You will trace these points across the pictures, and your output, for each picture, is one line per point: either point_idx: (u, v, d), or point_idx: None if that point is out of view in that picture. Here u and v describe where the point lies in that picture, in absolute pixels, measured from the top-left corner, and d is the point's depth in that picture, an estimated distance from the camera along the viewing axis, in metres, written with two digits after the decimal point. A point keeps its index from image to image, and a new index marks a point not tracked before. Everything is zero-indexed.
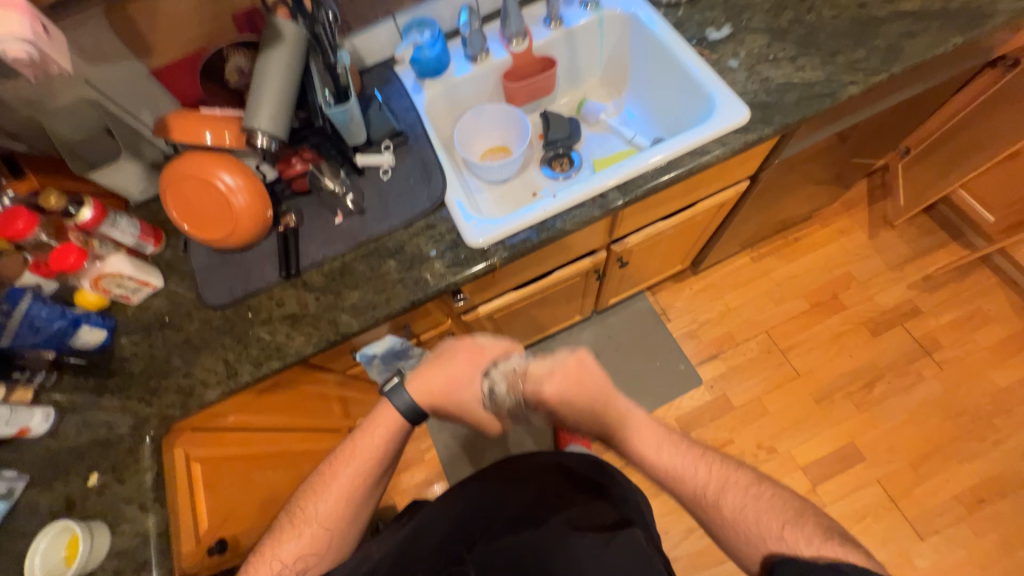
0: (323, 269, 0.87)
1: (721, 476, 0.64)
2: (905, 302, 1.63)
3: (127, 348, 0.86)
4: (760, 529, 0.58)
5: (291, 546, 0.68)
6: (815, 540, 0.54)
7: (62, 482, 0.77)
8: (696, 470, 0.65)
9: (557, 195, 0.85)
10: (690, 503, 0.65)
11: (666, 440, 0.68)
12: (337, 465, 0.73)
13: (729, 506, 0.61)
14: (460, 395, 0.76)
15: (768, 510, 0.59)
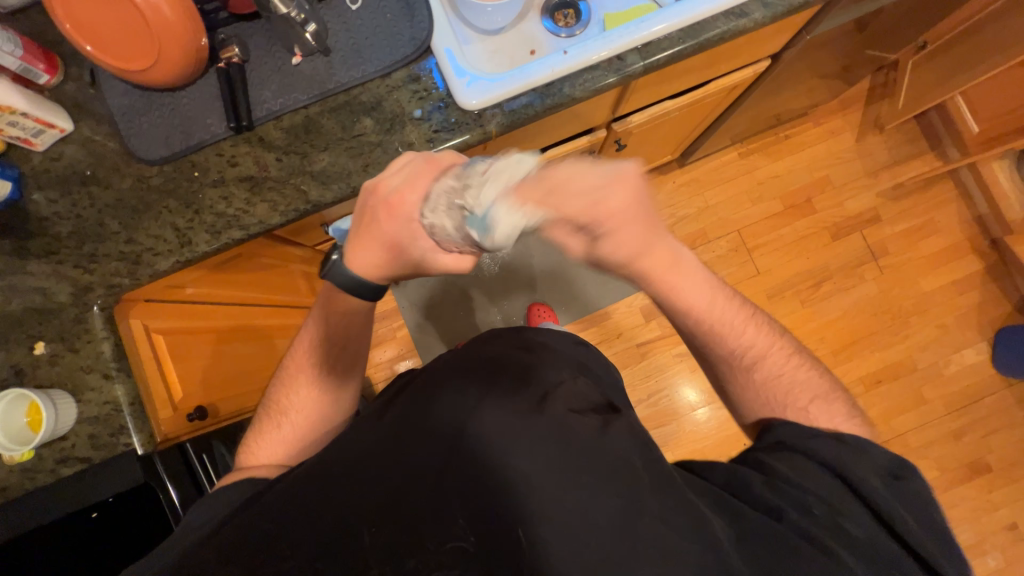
0: (283, 124, 0.72)
1: (766, 345, 0.65)
2: (869, 209, 1.69)
3: (43, 205, 0.72)
4: (788, 397, 0.62)
5: (274, 436, 0.70)
6: (835, 417, 0.60)
7: (2, 351, 0.70)
8: (741, 335, 0.64)
9: (569, 52, 0.71)
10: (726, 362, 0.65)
11: (724, 300, 0.63)
12: (298, 366, 0.72)
13: (765, 371, 0.64)
14: (406, 257, 0.62)
15: (800, 383, 0.63)
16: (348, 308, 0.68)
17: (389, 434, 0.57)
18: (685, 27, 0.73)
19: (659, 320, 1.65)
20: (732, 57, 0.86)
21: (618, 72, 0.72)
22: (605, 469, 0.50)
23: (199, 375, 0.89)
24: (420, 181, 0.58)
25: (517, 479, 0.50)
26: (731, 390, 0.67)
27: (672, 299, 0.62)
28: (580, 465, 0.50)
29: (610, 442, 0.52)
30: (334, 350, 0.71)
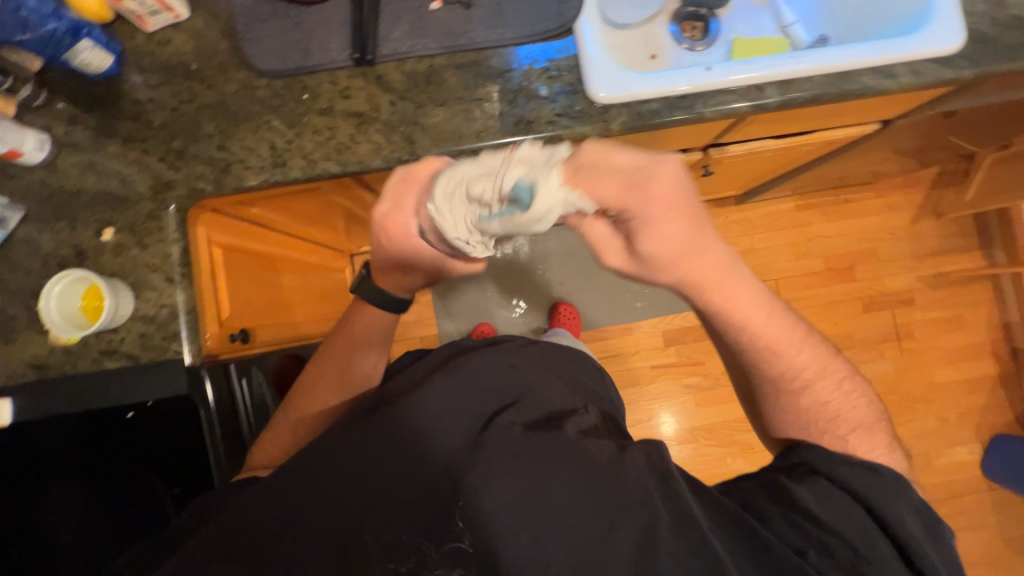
0: (405, 67, 0.70)
1: (822, 366, 0.64)
2: (906, 290, 1.71)
3: (139, 88, 0.69)
4: (832, 424, 0.63)
5: (286, 434, 0.71)
6: (879, 448, 0.61)
7: (68, 228, 0.67)
8: (797, 358, 0.62)
9: (711, 68, 0.70)
10: (776, 380, 0.64)
11: (782, 315, 0.60)
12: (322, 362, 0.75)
13: (816, 395, 0.64)
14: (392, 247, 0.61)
15: (849, 408, 0.64)
16: (373, 317, 0.73)
17: (405, 415, 0.59)
18: (831, 74, 0.71)
19: (679, 348, 1.66)
20: (854, 113, 0.84)
21: (753, 102, 0.71)
22: (620, 491, 0.53)
23: (245, 297, 0.86)
24: (408, 204, 0.57)
25: (534, 486, 0.53)
26: (772, 408, 0.67)
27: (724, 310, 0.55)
28: (592, 484, 0.54)
29: (629, 466, 0.56)
30: (363, 346, 0.75)
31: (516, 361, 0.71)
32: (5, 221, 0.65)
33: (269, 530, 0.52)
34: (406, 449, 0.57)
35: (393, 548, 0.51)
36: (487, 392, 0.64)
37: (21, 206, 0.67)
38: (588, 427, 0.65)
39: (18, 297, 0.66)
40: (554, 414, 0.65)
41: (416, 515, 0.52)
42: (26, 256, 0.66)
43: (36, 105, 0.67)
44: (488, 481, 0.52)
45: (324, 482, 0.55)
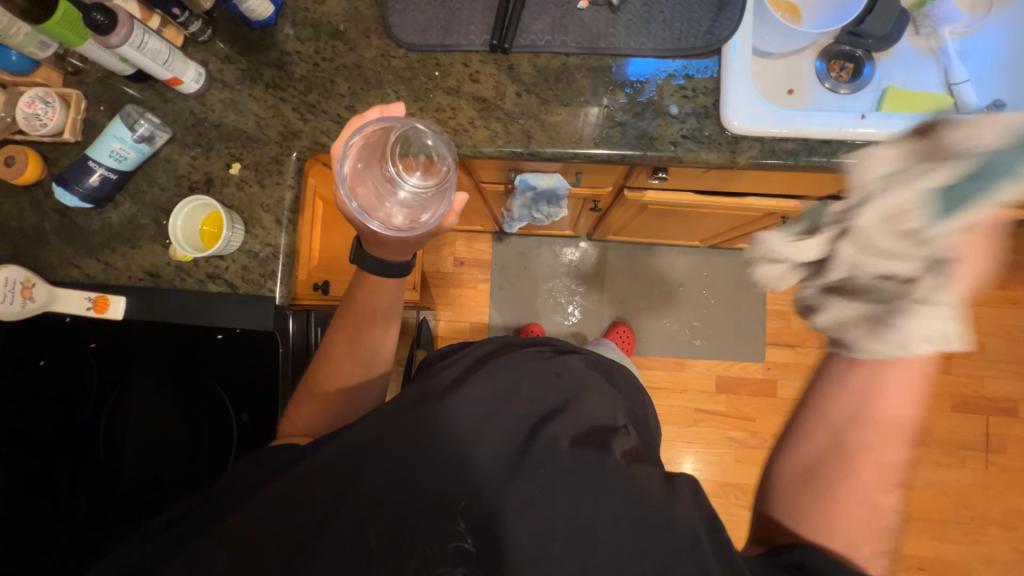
0: (537, 61, 0.69)
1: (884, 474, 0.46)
2: (1009, 399, 1.51)
3: (288, 39, 0.73)
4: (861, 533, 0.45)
5: (307, 411, 0.70)
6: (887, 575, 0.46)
7: (203, 155, 0.73)
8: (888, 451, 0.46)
9: (866, 117, 0.63)
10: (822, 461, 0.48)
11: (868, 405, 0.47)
12: (336, 336, 0.74)
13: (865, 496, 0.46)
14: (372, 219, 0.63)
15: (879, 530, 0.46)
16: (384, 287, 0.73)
17: (441, 418, 0.62)
18: None
19: (729, 397, 1.56)
20: None
21: None
22: (661, 532, 0.51)
23: (333, 252, 0.91)
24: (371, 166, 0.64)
25: (574, 510, 0.54)
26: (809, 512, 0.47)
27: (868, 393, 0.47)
28: (633, 519, 0.53)
29: (677, 509, 0.53)
30: (377, 316, 0.74)
31: (556, 371, 0.71)
32: (154, 140, 0.71)
33: (324, 497, 0.56)
34: (443, 452, 0.59)
35: (433, 544, 0.53)
36: (525, 402, 0.65)
37: (169, 128, 0.73)
38: (631, 447, 0.63)
39: (150, 209, 0.73)
40: (597, 427, 0.64)
41: (454, 516, 0.55)
42: (164, 175, 0.73)
43: (200, 41, 0.73)
44: (526, 497, 0.55)
45: (365, 468, 0.58)
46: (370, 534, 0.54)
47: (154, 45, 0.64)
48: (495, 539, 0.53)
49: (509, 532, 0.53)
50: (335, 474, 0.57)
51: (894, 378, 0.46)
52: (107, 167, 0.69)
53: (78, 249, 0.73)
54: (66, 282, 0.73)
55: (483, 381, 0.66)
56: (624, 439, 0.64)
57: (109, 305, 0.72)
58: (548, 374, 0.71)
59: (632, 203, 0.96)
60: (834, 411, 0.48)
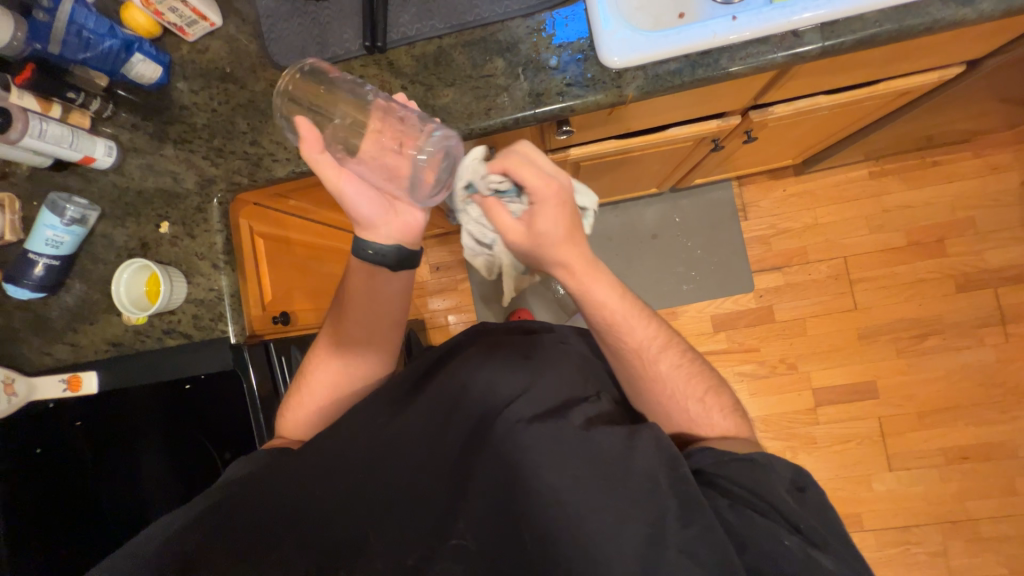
0: (415, 50, 0.70)
1: (665, 339, 0.68)
2: (1014, 266, 1.46)
3: (184, 94, 0.76)
4: (688, 391, 0.68)
5: (303, 407, 0.75)
6: (724, 407, 0.68)
7: (134, 223, 0.76)
8: (642, 326, 0.66)
9: (738, 18, 0.63)
10: (636, 355, 0.67)
11: (621, 303, 0.64)
12: (327, 334, 0.76)
13: (667, 363, 0.68)
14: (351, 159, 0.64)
15: (695, 376, 0.69)
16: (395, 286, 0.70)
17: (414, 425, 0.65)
18: (889, 10, 0.61)
19: (729, 333, 1.54)
20: (927, 53, 0.72)
21: (790, 51, 0.63)
22: (622, 486, 0.55)
23: (285, 283, 0.93)
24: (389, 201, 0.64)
25: (543, 486, 0.57)
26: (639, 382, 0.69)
27: (612, 319, 0.64)
28: (599, 482, 0.56)
29: (638, 460, 0.57)
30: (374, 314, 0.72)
31: (527, 352, 0.71)
32: (86, 219, 0.75)
33: (311, 507, 0.61)
34: (421, 451, 0.64)
35: (418, 535, 0.60)
36: (496, 386, 0.66)
37: (98, 206, 0.77)
38: (599, 412, 0.65)
39: (99, 284, 0.76)
40: (566, 401, 0.65)
41: (434, 507, 0.61)
42: (104, 250, 0.77)
43: (105, 116, 0.76)
44: (498, 484, 0.59)
45: (350, 476, 0.63)
46: (362, 532, 0.60)
47: (55, 130, 0.68)
48: (473, 525, 0.59)
49: (481, 516, 0.59)
50: (322, 481, 0.63)
51: (602, 278, 0.62)
52: (47, 255, 0.73)
53: (46, 337, 0.77)
54: (43, 370, 0.77)
55: (447, 385, 0.68)
56: (591, 405, 0.65)
57: (85, 380, 0.76)
58: (518, 356, 0.71)
59: (562, 164, 0.96)
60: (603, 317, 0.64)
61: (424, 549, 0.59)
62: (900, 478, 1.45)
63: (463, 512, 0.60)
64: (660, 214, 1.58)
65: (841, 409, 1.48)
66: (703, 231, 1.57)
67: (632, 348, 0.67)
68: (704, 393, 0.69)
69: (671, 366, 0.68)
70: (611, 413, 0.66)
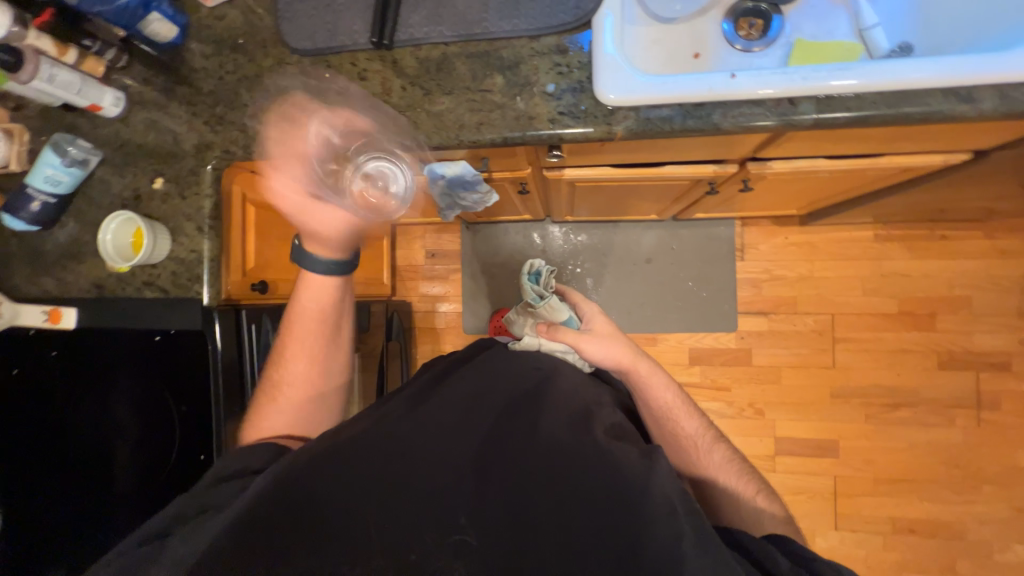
0: (420, 53, 0.71)
1: (708, 437, 0.77)
2: (1000, 352, 1.46)
3: (196, 56, 0.78)
4: (739, 488, 0.71)
5: (279, 409, 0.75)
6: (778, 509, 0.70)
7: (132, 173, 0.79)
8: (689, 420, 0.77)
9: (736, 76, 0.63)
10: (685, 444, 0.75)
11: (675, 399, 0.79)
12: (293, 340, 0.78)
13: (716, 459, 0.74)
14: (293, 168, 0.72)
15: (745, 478, 0.73)
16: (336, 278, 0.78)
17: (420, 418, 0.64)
18: (888, 92, 0.61)
19: (703, 368, 1.55)
20: (927, 139, 0.72)
21: (781, 118, 0.63)
22: (642, 506, 0.53)
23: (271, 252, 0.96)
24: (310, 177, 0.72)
25: (561, 494, 0.56)
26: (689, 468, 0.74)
27: (662, 410, 0.78)
28: (617, 497, 0.55)
29: (655, 483, 0.55)
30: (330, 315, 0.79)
31: (538, 364, 0.76)
32: (87, 162, 0.78)
33: (315, 501, 0.55)
34: (432, 446, 0.61)
35: (427, 535, 0.54)
36: (506, 387, 0.69)
37: (100, 151, 0.80)
38: (611, 426, 0.67)
39: (91, 226, 0.80)
40: (587, 411, 0.67)
41: (444, 505, 0.56)
42: (100, 195, 0.80)
43: (119, 65, 0.79)
44: (516, 484, 0.57)
45: (353, 471, 0.57)
46: (362, 531, 0.54)
47: (65, 76, 0.71)
48: (488, 524, 0.55)
49: (496, 514, 0.55)
50: (325, 476, 0.57)
51: (654, 379, 0.79)
52: (45, 193, 0.76)
53: (35, 267, 0.80)
54: (28, 297, 0.81)
55: (463, 386, 0.70)
56: (602, 416, 0.68)
57: (63, 316, 0.79)
58: (531, 366, 0.75)
59: (557, 182, 0.97)
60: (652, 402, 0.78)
61: (422, 550, 0.53)
62: (843, 538, 1.47)
63: (475, 509, 0.55)
64: (658, 240, 1.58)
65: (799, 461, 1.50)
66: (697, 263, 1.57)
67: (678, 438, 0.76)
68: (756, 493, 0.71)
69: (722, 460, 0.75)
70: (623, 426, 0.68)
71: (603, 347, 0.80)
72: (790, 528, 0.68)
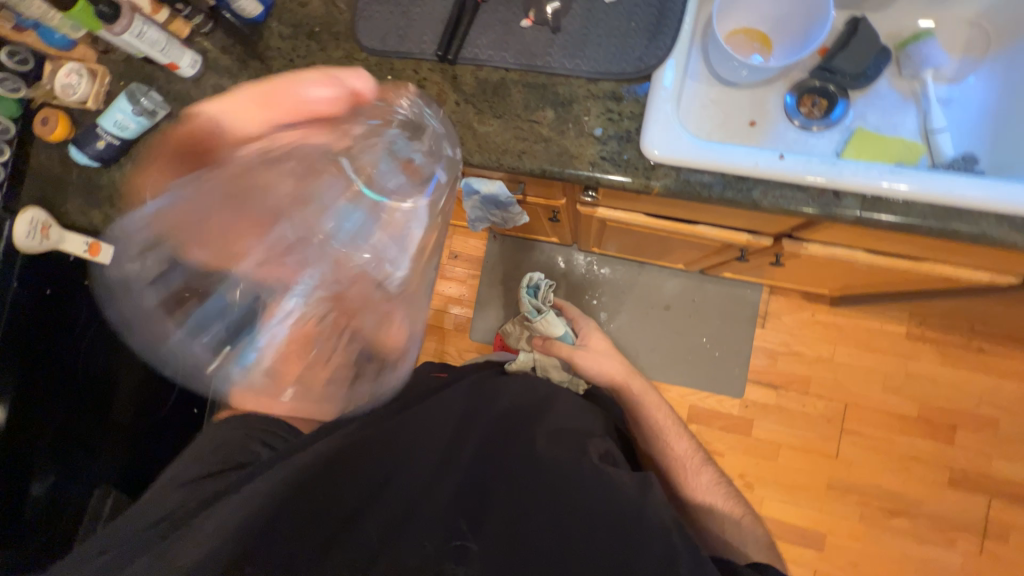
0: (480, 73, 0.73)
1: (696, 460, 0.79)
2: (1018, 483, 1.37)
3: (274, 35, 0.82)
4: (728, 510, 0.72)
5: None
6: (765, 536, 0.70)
7: None
8: (677, 440, 0.80)
9: (784, 157, 0.62)
10: (672, 463, 0.78)
11: (662, 422, 0.83)
12: None
13: (704, 479, 0.76)
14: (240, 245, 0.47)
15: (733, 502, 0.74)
16: None
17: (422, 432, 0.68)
18: (938, 205, 0.59)
19: (699, 428, 1.51)
20: (974, 257, 0.69)
21: (822, 207, 0.62)
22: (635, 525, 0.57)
23: None
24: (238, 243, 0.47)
25: (560, 509, 0.60)
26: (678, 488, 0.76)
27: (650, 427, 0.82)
28: (614, 516, 0.58)
29: (650, 508, 0.59)
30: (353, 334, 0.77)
31: (536, 388, 0.80)
32: (154, 114, 0.83)
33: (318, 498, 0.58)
34: (436, 460, 0.65)
35: (428, 539, 0.58)
36: (506, 412, 0.73)
37: (169, 105, 0.85)
38: (606, 451, 0.70)
39: None
40: (583, 435, 0.70)
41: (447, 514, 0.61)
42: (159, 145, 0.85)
43: (204, 31, 0.84)
44: (517, 503, 0.61)
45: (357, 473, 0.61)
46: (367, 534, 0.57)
47: (153, 34, 0.76)
48: (487, 532, 0.59)
49: (498, 525, 0.60)
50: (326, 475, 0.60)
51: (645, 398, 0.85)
52: (112, 135, 0.81)
53: (87, 201, 0.85)
54: (73, 225, 0.85)
55: (465, 407, 0.74)
56: (597, 441, 0.71)
57: (101, 250, 0.84)
58: (532, 390, 0.79)
59: (589, 217, 0.97)
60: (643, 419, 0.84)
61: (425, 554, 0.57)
62: None
63: (478, 519, 0.60)
64: (680, 289, 1.56)
65: (779, 546, 1.44)
66: (715, 321, 1.53)
67: (667, 457, 0.79)
68: (742, 515, 0.71)
69: (709, 482, 0.76)
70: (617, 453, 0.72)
71: (597, 360, 0.90)
72: (772, 554, 0.67)
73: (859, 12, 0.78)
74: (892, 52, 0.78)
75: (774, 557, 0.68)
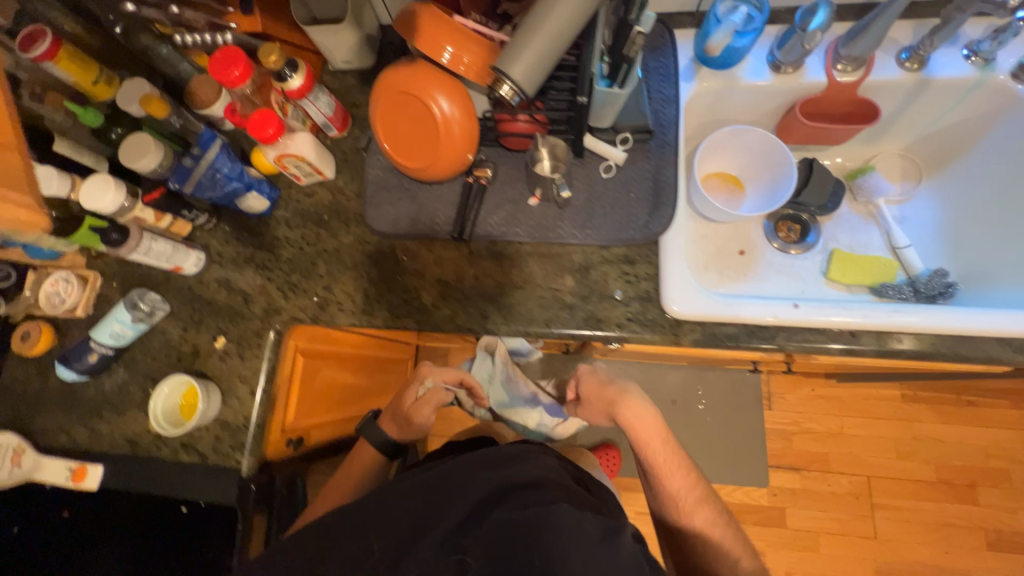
0: (494, 247, 0.76)
1: (695, 492, 0.72)
2: None
3: (280, 226, 0.83)
4: (727, 548, 0.68)
5: None
6: (713, 522, 0.70)
7: (195, 331, 0.80)
8: (674, 477, 0.72)
9: (799, 305, 0.67)
10: (678, 498, 0.72)
11: (690, 488, 0.72)
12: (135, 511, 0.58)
13: (697, 522, 0.70)
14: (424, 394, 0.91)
15: (729, 540, 0.69)
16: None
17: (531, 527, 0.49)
18: (947, 334, 0.65)
19: None
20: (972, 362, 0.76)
21: (845, 347, 0.66)
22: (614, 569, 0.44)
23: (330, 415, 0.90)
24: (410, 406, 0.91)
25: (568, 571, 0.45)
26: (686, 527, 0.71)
27: (651, 466, 0.73)
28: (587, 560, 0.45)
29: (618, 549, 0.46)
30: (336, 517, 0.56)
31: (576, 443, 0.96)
32: (154, 316, 0.79)
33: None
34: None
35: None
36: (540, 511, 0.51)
37: (168, 303, 0.81)
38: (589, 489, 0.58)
39: (141, 377, 0.80)
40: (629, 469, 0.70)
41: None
42: (158, 346, 0.81)
43: (206, 226, 0.83)
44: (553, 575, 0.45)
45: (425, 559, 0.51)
46: None
47: (160, 246, 0.75)
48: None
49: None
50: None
51: (644, 424, 0.74)
52: (105, 346, 0.77)
53: (67, 415, 0.80)
54: (53, 446, 0.79)
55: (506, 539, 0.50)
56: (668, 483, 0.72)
57: (88, 475, 0.76)
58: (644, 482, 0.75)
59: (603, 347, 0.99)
60: (665, 463, 0.73)
61: None
62: None
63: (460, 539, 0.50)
64: (683, 379, 1.57)
65: None
66: (726, 406, 1.54)
67: (668, 490, 0.73)
68: (729, 545, 0.68)
69: (706, 521, 0.70)
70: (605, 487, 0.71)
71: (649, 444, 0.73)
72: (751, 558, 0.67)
73: (808, 153, 0.90)
74: (845, 181, 0.90)
75: (724, 532, 0.69)
